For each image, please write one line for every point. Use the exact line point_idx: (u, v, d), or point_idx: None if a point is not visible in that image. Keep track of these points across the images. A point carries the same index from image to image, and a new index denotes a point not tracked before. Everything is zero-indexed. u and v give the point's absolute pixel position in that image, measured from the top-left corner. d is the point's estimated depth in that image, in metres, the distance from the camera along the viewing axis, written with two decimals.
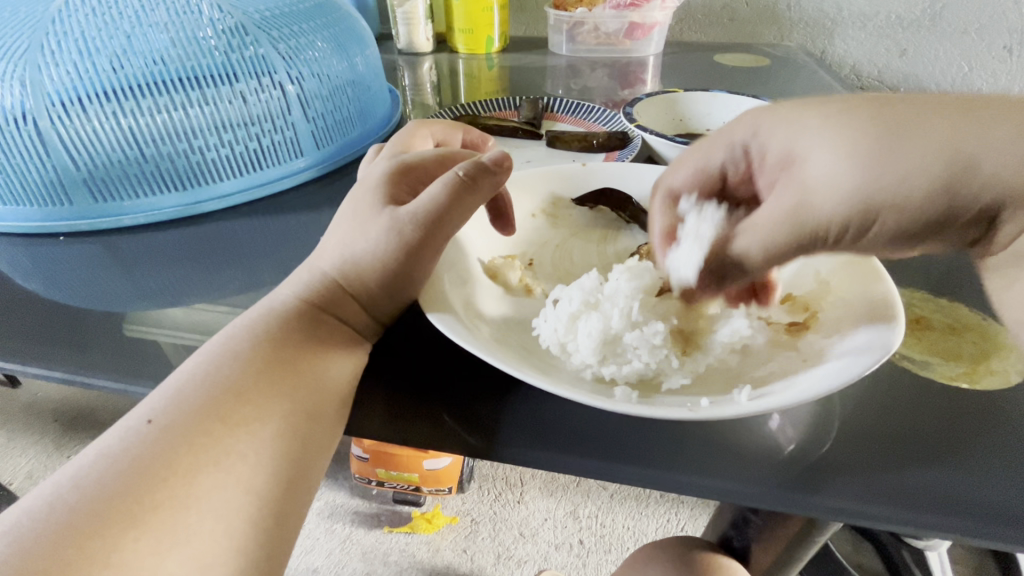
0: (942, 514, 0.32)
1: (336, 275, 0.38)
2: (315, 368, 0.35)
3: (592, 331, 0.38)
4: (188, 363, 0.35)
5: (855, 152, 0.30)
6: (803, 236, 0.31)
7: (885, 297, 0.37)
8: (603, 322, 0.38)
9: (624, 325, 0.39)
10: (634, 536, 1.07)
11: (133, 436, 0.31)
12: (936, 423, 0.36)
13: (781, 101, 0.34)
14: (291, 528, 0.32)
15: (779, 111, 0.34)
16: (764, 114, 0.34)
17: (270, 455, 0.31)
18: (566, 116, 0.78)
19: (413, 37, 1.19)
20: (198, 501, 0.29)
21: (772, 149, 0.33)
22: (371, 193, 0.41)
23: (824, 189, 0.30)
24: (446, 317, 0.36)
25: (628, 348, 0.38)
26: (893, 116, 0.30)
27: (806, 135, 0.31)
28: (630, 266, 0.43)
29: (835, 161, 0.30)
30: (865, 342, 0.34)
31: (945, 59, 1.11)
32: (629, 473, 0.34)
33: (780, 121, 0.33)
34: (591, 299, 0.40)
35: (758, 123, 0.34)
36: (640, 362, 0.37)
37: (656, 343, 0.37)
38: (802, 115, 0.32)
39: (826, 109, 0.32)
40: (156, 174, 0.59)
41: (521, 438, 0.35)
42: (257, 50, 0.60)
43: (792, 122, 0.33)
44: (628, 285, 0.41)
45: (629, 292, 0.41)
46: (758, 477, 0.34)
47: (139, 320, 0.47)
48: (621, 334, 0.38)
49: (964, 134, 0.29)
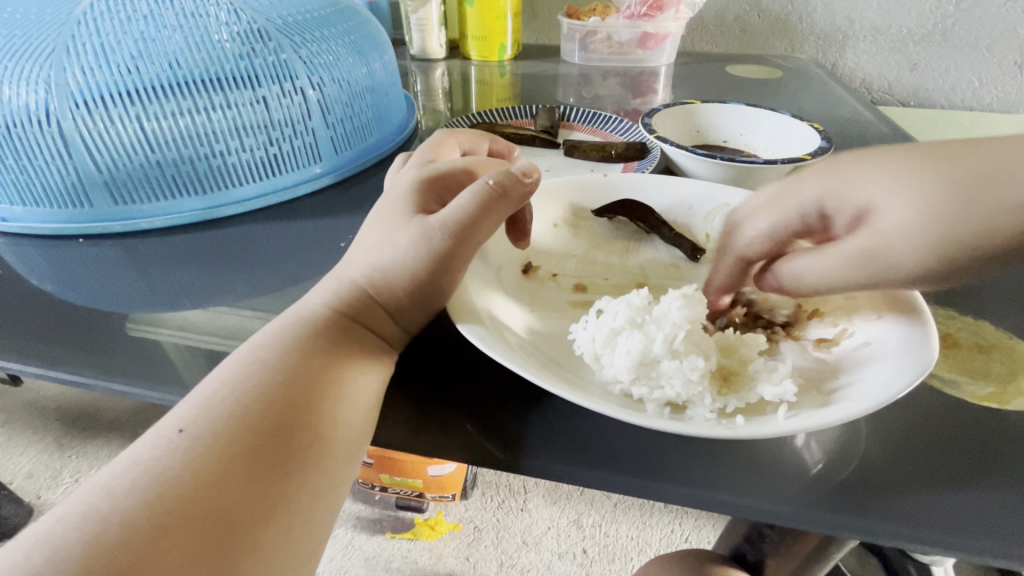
0: (976, 535, 0.31)
1: (364, 285, 0.38)
2: (343, 378, 0.34)
3: (631, 350, 0.36)
4: (217, 370, 0.35)
5: (931, 190, 0.32)
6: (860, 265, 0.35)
7: (919, 323, 0.36)
8: (645, 343, 0.37)
9: (664, 351, 0.37)
10: (638, 547, 1.06)
11: (165, 444, 0.30)
12: (965, 444, 0.36)
13: (846, 162, 0.37)
14: (316, 542, 0.31)
15: (843, 169, 0.36)
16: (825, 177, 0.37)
17: (299, 467, 0.31)
18: (582, 125, 0.78)
19: (427, 43, 1.20)
20: (228, 513, 0.29)
21: (843, 206, 0.35)
22: (400, 202, 0.41)
23: (911, 238, 0.32)
24: (475, 326, 0.36)
25: (663, 375, 0.36)
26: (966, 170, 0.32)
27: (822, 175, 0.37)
28: (686, 293, 0.41)
29: (908, 218, 0.32)
30: (900, 364, 0.34)
31: (955, 75, 1.12)
32: (657, 489, 0.34)
33: (837, 177, 0.36)
34: (637, 318, 0.39)
35: (825, 183, 0.36)
36: (671, 391, 0.35)
37: (693, 378, 0.35)
38: (868, 175, 0.35)
39: (886, 172, 0.34)
40: (176, 177, 0.59)
41: (548, 452, 0.35)
42: (279, 56, 0.60)
43: (846, 168, 0.36)
44: (681, 312, 0.39)
45: (678, 320, 0.39)
46: (786, 496, 0.33)
47: (142, 318, 0.48)
48: (659, 359, 0.37)
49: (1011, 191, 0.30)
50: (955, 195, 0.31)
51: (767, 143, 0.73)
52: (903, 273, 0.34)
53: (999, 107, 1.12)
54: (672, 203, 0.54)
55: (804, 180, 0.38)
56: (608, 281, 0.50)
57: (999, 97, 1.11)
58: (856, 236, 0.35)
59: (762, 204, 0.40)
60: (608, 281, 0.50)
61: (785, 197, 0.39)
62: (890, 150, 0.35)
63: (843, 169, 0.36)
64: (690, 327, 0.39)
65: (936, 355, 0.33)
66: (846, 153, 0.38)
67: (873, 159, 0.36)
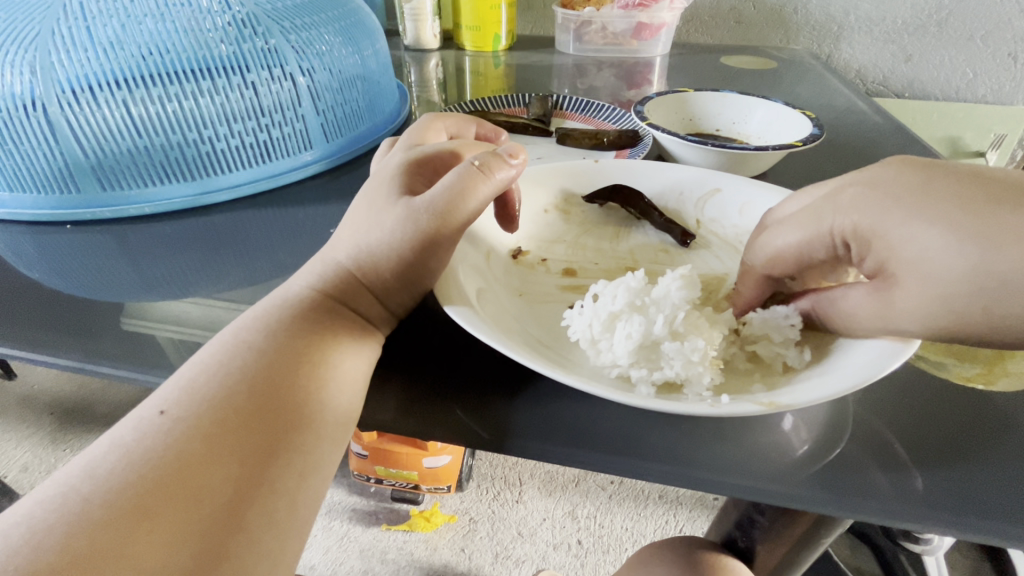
0: (960, 515, 0.31)
1: (351, 267, 0.38)
2: (329, 359, 0.34)
3: (632, 334, 0.35)
4: (202, 352, 0.34)
5: (960, 277, 0.30)
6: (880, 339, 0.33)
7: None
8: (645, 325, 0.36)
9: (665, 333, 0.36)
10: (633, 537, 1.07)
11: (148, 425, 0.30)
12: (952, 424, 0.36)
13: (895, 200, 0.34)
14: (302, 521, 0.31)
15: (888, 213, 0.33)
16: (869, 209, 0.34)
17: (284, 446, 0.31)
18: (575, 114, 0.78)
19: (420, 33, 1.19)
20: (213, 492, 0.29)
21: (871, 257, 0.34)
22: (387, 184, 0.41)
23: (912, 319, 0.32)
24: (462, 308, 0.36)
25: (663, 357, 0.35)
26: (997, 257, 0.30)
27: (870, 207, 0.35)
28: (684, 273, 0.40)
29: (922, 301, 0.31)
30: None
31: (949, 67, 1.12)
32: (645, 470, 0.34)
33: (886, 219, 0.33)
34: (636, 301, 0.38)
35: (860, 220, 0.34)
36: (670, 372, 0.34)
37: (693, 359, 0.34)
38: (907, 235, 0.32)
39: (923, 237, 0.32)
40: (164, 164, 0.59)
41: (535, 432, 0.35)
42: (268, 41, 0.60)
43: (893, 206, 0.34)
44: (679, 292, 0.38)
45: (678, 301, 0.38)
46: (773, 474, 0.34)
47: (134, 313, 0.46)
48: (660, 340, 0.36)
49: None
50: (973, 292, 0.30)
51: (759, 131, 0.73)
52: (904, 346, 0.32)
53: (993, 98, 1.12)
54: (664, 188, 0.54)
55: (848, 207, 0.35)
56: (597, 266, 0.50)
57: (992, 88, 1.12)
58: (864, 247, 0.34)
59: (796, 216, 0.39)
60: (598, 266, 0.50)
61: (823, 216, 0.36)
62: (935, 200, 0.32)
63: (886, 204, 0.34)
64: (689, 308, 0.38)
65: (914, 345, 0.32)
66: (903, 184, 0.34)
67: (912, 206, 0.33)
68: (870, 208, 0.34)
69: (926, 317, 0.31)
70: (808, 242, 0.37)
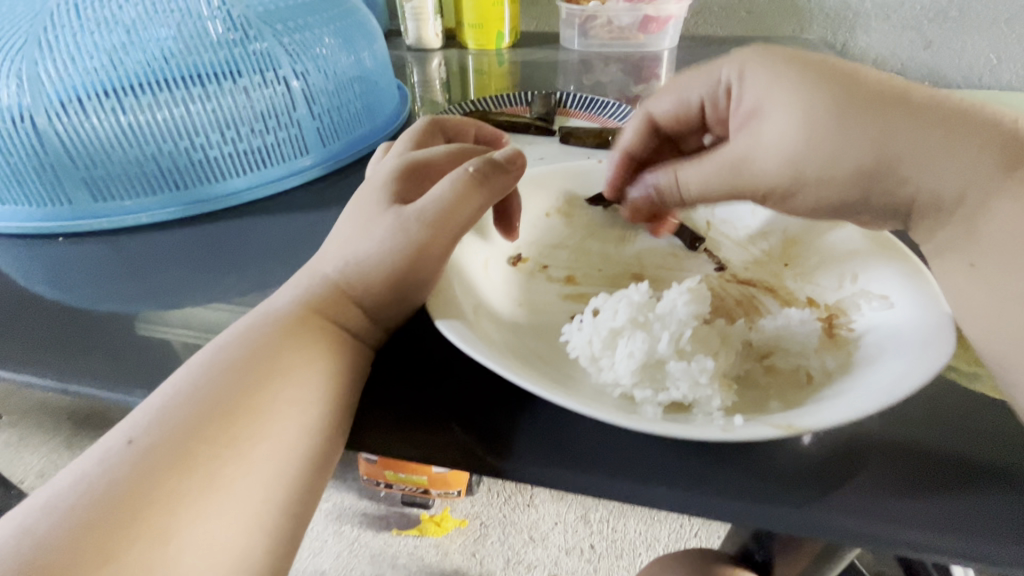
0: (998, 546, 0.29)
1: (338, 280, 0.36)
2: (312, 379, 0.32)
3: (634, 352, 0.33)
4: (178, 372, 0.33)
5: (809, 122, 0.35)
6: (737, 182, 0.40)
7: (934, 308, 0.33)
8: (648, 343, 0.33)
9: (670, 351, 0.33)
10: (647, 542, 1.04)
11: (113, 456, 0.28)
12: (991, 441, 0.33)
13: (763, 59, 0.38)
14: (284, 552, 0.29)
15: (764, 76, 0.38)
16: (764, 71, 0.38)
17: (263, 475, 0.29)
18: (579, 111, 0.76)
19: (422, 32, 1.17)
20: (183, 528, 0.27)
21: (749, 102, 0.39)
22: (378, 193, 0.39)
23: (771, 157, 0.37)
24: (453, 323, 0.34)
25: (669, 376, 0.33)
26: (850, 99, 0.35)
27: (782, 111, 0.36)
28: (692, 285, 0.38)
29: (789, 125, 0.36)
30: (929, 339, 0.31)
31: (971, 52, 1.07)
32: (654, 496, 0.32)
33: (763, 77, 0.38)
34: (639, 316, 0.35)
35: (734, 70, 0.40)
36: (677, 393, 0.31)
37: (702, 380, 0.31)
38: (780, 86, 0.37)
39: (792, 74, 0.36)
40: (156, 173, 0.57)
41: (535, 455, 0.33)
42: (260, 46, 0.58)
43: (773, 77, 0.37)
44: (686, 307, 0.35)
45: (684, 316, 0.35)
46: (792, 500, 0.31)
47: (151, 317, 0.46)
48: (665, 360, 0.33)
49: (890, 137, 0.34)
50: (830, 117, 0.35)
51: None
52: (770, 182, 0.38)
53: (1018, 84, 1.08)
54: None
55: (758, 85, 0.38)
56: (601, 272, 0.47)
57: (1018, 74, 1.07)
58: (740, 142, 0.39)
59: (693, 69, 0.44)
60: (601, 272, 0.47)
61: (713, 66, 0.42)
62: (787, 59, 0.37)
63: (779, 70, 0.37)
64: (695, 324, 0.35)
65: (948, 354, 0.29)
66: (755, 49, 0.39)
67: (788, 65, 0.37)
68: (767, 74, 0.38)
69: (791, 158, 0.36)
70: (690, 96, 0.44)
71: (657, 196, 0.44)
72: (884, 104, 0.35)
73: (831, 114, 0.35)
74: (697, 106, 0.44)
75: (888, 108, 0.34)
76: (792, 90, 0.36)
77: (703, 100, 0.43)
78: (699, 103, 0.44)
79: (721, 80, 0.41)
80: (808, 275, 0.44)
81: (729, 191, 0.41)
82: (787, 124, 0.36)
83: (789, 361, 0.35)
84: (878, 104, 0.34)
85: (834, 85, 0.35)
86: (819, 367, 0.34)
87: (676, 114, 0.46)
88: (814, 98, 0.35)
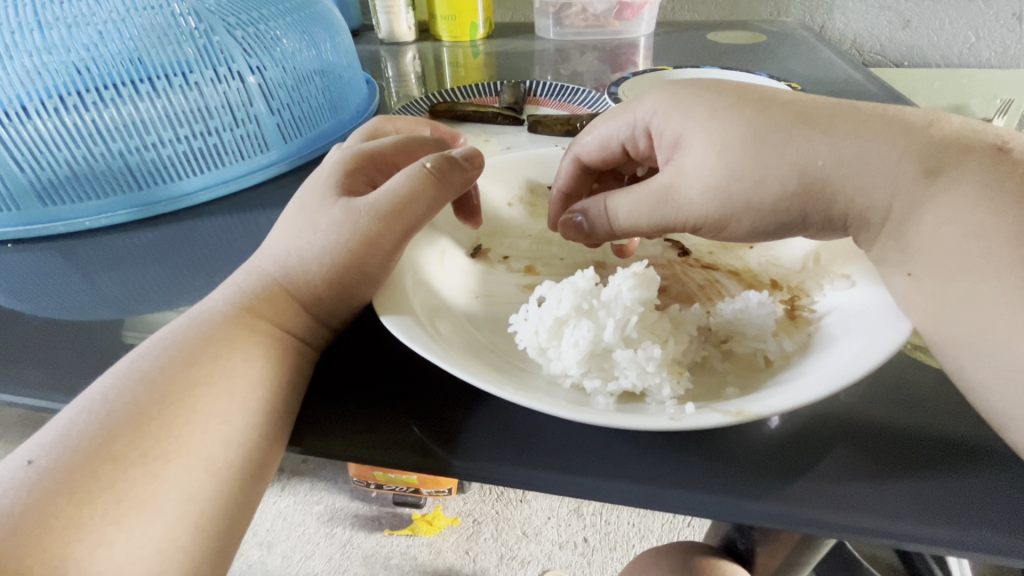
0: (970, 529, 0.28)
1: (275, 279, 0.35)
2: (246, 380, 0.31)
3: (579, 341, 0.32)
4: (107, 375, 0.32)
5: (731, 144, 0.34)
6: (664, 215, 0.37)
7: (879, 288, 0.33)
8: (594, 331, 0.32)
9: (616, 339, 0.33)
10: (640, 533, 1.03)
11: (31, 465, 0.28)
12: (959, 419, 0.32)
13: (687, 89, 0.38)
14: (214, 558, 0.28)
15: (686, 102, 0.37)
16: (669, 98, 0.38)
17: (189, 479, 0.28)
18: (549, 100, 0.75)
19: (394, 26, 1.15)
20: (102, 537, 0.26)
21: (667, 131, 0.38)
22: (321, 187, 0.37)
23: (696, 181, 0.36)
24: (401, 319, 0.32)
25: (617, 366, 0.32)
26: (769, 119, 0.34)
27: (700, 138, 0.36)
28: (637, 270, 0.36)
29: (709, 154, 0.35)
30: (882, 317, 0.31)
31: (950, 31, 1.06)
32: (612, 489, 0.30)
33: (682, 101, 0.37)
34: (584, 303, 0.34)
35: (656, 104, 0.39)
36: (626, 382, 0.31)
37: (649, 367, 0.31)
38: (695, 107, 0.37)
39: (710, 103, 0.36)
40: (106, 174, 0.56)
41: (486, 451, 0.31)
42: (211, 39, 0.56)
43: (685, 110, 0.37)
44: (631, 292, 0.34)
45: (630, 302, 0.34)
46: (756, 490, 0.29)
47: (141, 326, 0.43)
48: (612, 348, 0.32)
49: (818, 150, 0.33)
50: (749, 137, 0.34)
51: None
52: (694, 209, 0.36)
53: (997, 61, 1.07)
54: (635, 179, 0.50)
55: (677, 114, 0.37)
56: (562, 261, 0.46)
57: (997, 51, 1.06)
58: (664, 172, 0.37)
59: (609, 112, 0.43)
60: (563, 260, 0.46)
61: (628, 106, 0.41)
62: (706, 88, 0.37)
63: (690, 101, 0.37)
64: (643, 310, 0.34)
65: (901, 333, 0.29)
66: (669, 84, 0.39)
67: (710, 92, 0.37)
68: (679, 105, 0.37)
69: (717, 182, 0.35)
70: (613, 134, 0.42)
71: (586, 226, 0.40)
72: (803, 122, 0.34)
73: (748, 141, 0.34)
74: (619, 148, 0.43)
75: (809, 127, 0.34)
76: (707, 117, 0.36)
77: (623, 143, 0.42)
78: (621, 146, 0.43)
79: (636, 121, 0.40)
80: (772, 258, 0.43)
81: (662, 225, 0.38)
82: (708, 150, 0.35)
83: (745, 347, 0.35)
84: (798, 123, 0.34)
85: (748, 110, 0.35)
86: (775, 351, 0.34)
87: (602, 153, 0.44)
88: (733, 124, 0.35)
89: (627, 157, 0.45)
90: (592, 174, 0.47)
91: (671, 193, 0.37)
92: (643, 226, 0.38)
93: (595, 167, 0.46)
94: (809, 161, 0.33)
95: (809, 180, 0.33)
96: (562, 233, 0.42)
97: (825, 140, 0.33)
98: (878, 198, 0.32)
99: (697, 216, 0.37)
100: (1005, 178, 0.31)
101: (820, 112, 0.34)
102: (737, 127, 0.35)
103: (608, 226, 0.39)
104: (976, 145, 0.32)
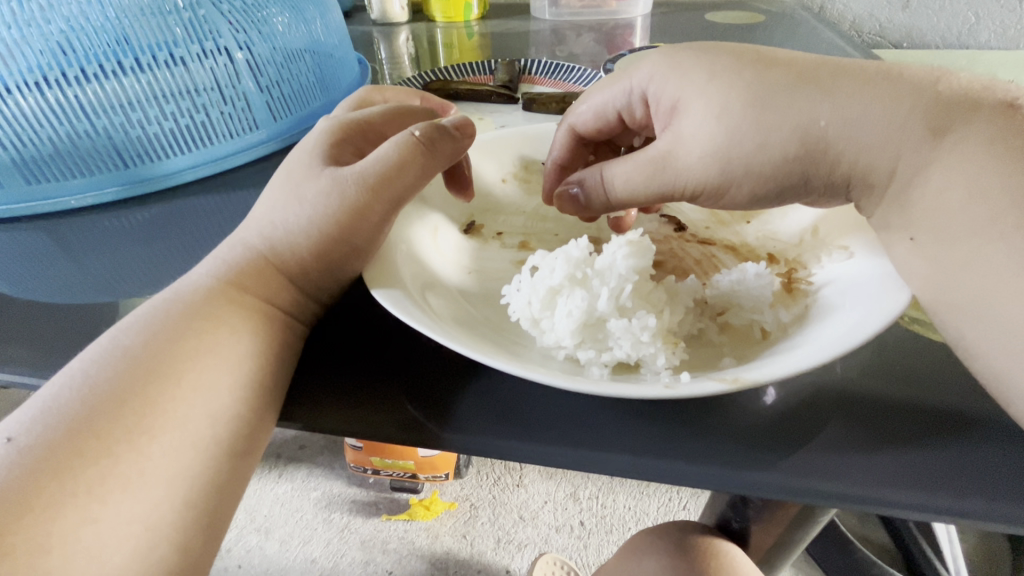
0: (966, 498, 0.28)
1: (262, 253, 0.35)
2: (232, 355, 0.31)
3: (573, 311, 0.31)
4: (90, 351, 0.31)
5: (728, 111, 0.34)
6: (660, 183, 0.36)
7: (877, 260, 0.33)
8: (588, 301, 0.32)
9: (611, 309, 0.32)
10: (636, 517, 1.03)
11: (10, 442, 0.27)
12: (955, 390, 0.32)
13: (684, 53, 0.37)
14: (202, 533, 0.28)
15: (683, 66, 0.36)
16: (665, 63, 0.37)
17: (175, 455, 0.28)
18: (544, 78, 0.73)
19: (387, 6, 1.13)
20: (85, 513, 0.26)
21: (664, 97, 0.37)
22: (309, 157, 0.36)
23: (693, 149, 0.35)
24: (393, 291, 0.31)
25: (611, 336, 0.32)
26: (767, 84, 0.33)
27: (698, 104, 0.35)
28: (632, 239, 0.36)
29: (707, 120, 0.34)
30: (881, 287, 0.30)
31: (950, 11, 1.04)
32: (606, 461, 0.30)
33: (679, 65, 0.37)
34: (578, 273, 0.34)
35: (653, 69, 0.38)
36: (620, 353, 0.30)
37: (643, 337, 0.31)
38: (692, 72, 0.36)
39: (708, 69, 0.35)
40: (91, 152, 0.54)
41: (480, 424, 0.31)
42: (197, 12, 0.55)
43: (685, 73, 0.36)
44: (627, 261, 0.34)
45: (625, 271, 0.34)
46: (752, 461, 0.29)
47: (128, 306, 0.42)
48: (606, 318, 0.32)
49: (817, 116, 0.32)
50: (746, 103, 0.33)
51: None
52: (691, 177, 0.36)
53: (997, 43, 1.05)
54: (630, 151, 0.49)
55: (674, 79, 0.36)
56: (556, 237, 0.46)
57: (997, 32, 1.04)
58: (661, 141, 0.37)
59: (604, 79, 0.43)
60: (557, 236, 0.46)
61: (623, 74, 0.40)
62: (703, 52, 0.36)
63: (687, 66, 0.36)
64: (638, 279, 0.34)
65: (899, 302, 0.28)
66: (666, 49, 0.39)
67: (708, 57, 0.36)
68: (676, 69, 0.37)
69: (714, 149, 0.34)
70: (608, 103, 0.42)
71: (583, 199, 0.39)
72: (802, 88, 0.33)
73: (748, 105, 0.33)
74: (615, 117, 0.43)
75: (808, 93, 0.33)
76: (705, 82, 0.35)
77: (620, 111, 0.42)
78: (617, 115, 0.42)
79: (633, 88, 0.39)
80: (768, 233, 0.42)
81: (658, 195, 0.37)
82: (705, 116, 0.34)
83: (741, 319, 0.35)
84: (797, 89, 0.33)
85: (746, 76, 0.34)
86: (773, 322, 0.33)
87: (597, 123, 0.43)
88: (731, 89, 0.34)
89: (623, 126, 0.44)
90: (587, 146, 0.47)
91: (667, 162, 0.36)
92: (639, 196, 0.37)
93: (590, 138, 0.45)
94: (807, 129, 0.32)
95: (806, 149, 0.32)
96: (557, 205, 0.41)
97: (825, 105, 0.32)
98: (879, 163, 0.32)
99: (693, 183, 0.36)
100: (1007, 144, 0.30)
101: (820, 77, 0.33)
102: (735, 92, 0.34)
103: (604, 198, 0.39)
104: (979, 111, 0.32)
